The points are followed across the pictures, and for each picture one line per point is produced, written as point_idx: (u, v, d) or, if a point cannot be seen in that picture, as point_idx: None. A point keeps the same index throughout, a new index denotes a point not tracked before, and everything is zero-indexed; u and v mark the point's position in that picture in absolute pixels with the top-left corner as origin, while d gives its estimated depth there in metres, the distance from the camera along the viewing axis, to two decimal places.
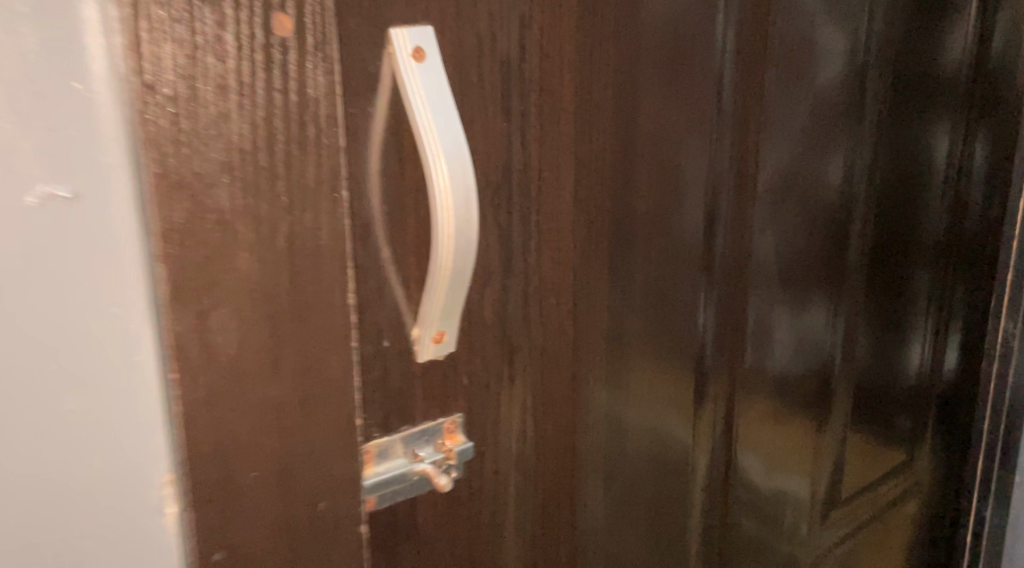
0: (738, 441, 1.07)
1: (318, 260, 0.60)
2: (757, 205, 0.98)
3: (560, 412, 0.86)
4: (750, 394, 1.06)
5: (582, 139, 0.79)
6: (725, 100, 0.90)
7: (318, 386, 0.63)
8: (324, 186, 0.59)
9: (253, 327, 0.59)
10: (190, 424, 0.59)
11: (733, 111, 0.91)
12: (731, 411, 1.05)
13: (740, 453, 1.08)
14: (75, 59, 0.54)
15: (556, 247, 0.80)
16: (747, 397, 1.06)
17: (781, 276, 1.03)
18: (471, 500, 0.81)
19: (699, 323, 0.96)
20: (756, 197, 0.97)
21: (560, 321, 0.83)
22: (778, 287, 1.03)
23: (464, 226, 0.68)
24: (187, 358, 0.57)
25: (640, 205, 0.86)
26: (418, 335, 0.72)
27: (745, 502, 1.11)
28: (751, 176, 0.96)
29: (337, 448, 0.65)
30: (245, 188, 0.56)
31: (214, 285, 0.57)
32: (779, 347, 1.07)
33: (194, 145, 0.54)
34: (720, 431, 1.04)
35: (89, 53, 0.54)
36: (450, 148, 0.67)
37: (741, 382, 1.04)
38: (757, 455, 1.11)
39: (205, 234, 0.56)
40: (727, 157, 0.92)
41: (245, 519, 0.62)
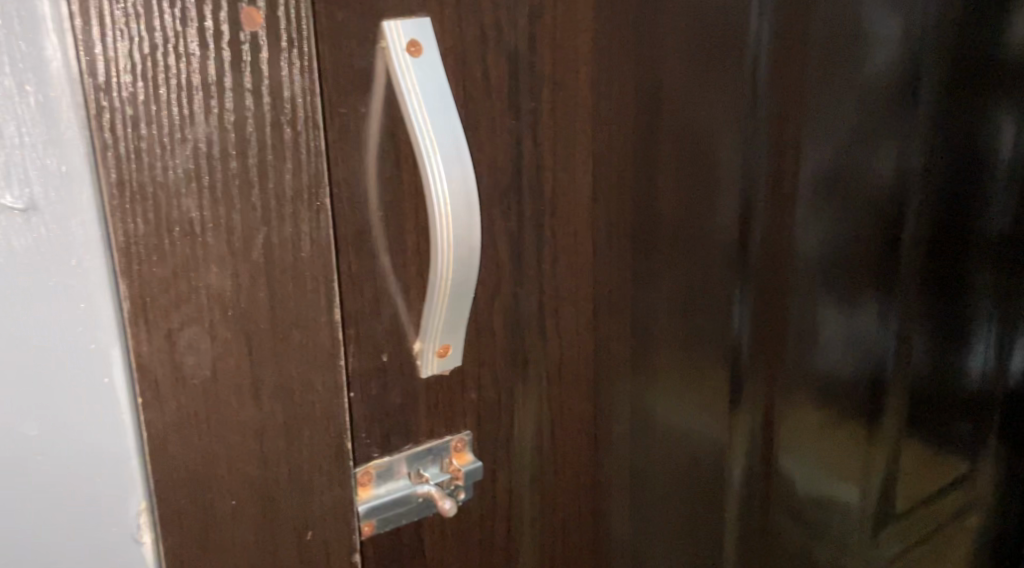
0: (778, 451, 1.00)
1: (300, 274, 0.56)
2: (797, 203, 0.91)
3: (579, 426, 0.80)
4: (793, 404, 0.99)
5: (599, 135, 0.74)
6: (761, 91, 0.83)
7: (302, 408, 0.59)
8: (304, 193, 0.55)
9: (228, 346, 0.55)
10: (162, 450, 0.55)
11: (769, 104, 0.84)
12: (772, 424, 0.98)
13: (782, 464, 1.01)
14: (30, 56, 0.47)
15: (572, 252, 0.75)
16: (792, 408, 0.99)
17: (825, 278, 0.96)
18: (483, 522, 0.76)
19: (735, 322, 0.89)
20: (796, 194, 0.90)
21: (578, 330, 0.77)
22: (821, 290, 0.96)
23: (465, 235, 0.63)
24: (155, 380, 0.53)
25: (665, 205, 0.80)
26: (420, 350, 0.67)
27: (788, 515, 1.04)
28: (793, 174, 0.89)
29: (325, 474, 0.61)
30: (215, 198, 0.52)
31: (184, 303, 0.53)
32: (826, 355, 1.00)
33: (156, 151, 0.50)
34: (759, 442, 0.97)
35: (45, 48, 0.47)
36: (450, 150, 0.61)
37: (783, 390, 0.97)
38: (802, 466, 1.03)
39: (171, 248, 0.51)
40: (765, 154, 0.86)
41: (226, 546, 0.58)
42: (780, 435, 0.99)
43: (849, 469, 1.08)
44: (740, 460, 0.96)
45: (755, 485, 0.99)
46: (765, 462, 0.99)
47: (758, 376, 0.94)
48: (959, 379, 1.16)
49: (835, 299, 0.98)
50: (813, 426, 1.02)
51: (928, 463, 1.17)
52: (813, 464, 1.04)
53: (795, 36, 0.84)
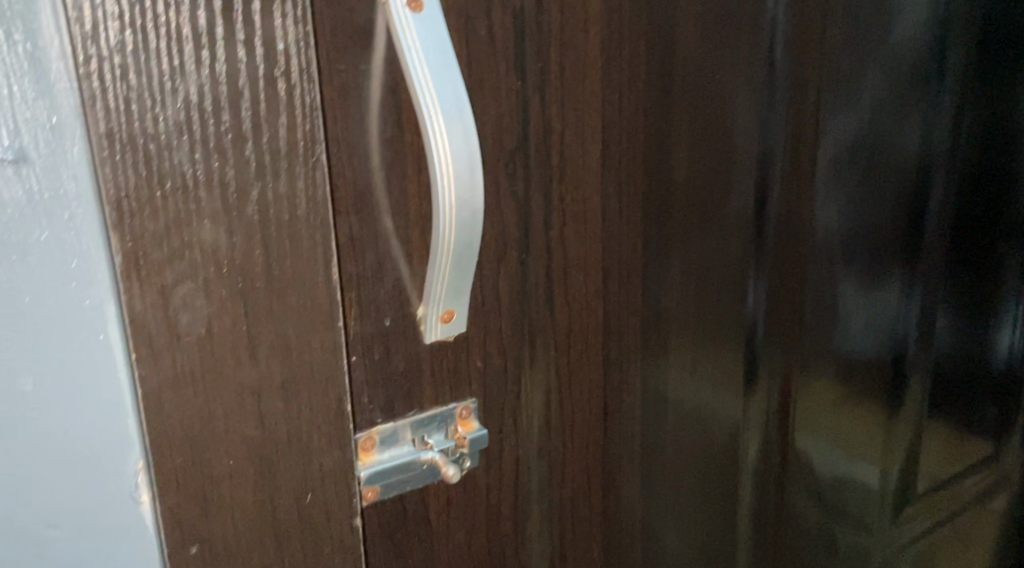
0: (795, 427, 0.98)
1: (296, 231, 0.55)
2: (816, 175, 0.89)
3: (589, 398, 0.79)
4: (810, 379, 0.97)
5: (610, 100, 0.72)
6: (779, 59, 0.81)
7: (301, 369, 0.58)
8: (299, 149, 0.54)
9: (224, 305, 0.54)
10: (157, 407, 0.54)
11: (788, 71, 0.82)
12: (789, 401, 0.96)
13: (799, 440, 0.99)
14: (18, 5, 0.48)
15: (581, 219, 0.73)
16: (810, 384, 0.97)
17: (845, 250, 0.94)
18: (489, 492, 0.75)
19: (749, 311, 0.88)
20: (815, 165, 0.88)
21: (588, 298, 0.76)
22: (842, 263, 0.94)
23: (467, 196, 0.62)
24: (149, 336, 0.52)
25: (678, 173, 0.79)
26: (423, 314, 0.66)
27: (805, 491, 1.02)
28: (813, 145, 0.87)
29: (324, 436, 0.60)
30: (208, 150, 0.51)
31: (177, 259, 0.52)
32: (845, 330, 0.98)
33: (146, 101, 0.49)
34: (776, 417, 0.95)
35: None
36: (451, 109, 0.60)
37: (801, 365, 0.95)
38: (820, 443, 1.01)
39: (163, 201, 0.51)
40: (783, 130, 0.84)
41: (223, 508, 0.57)
42: (797, 411, 0.97)
43: (869, 448, 1.06)
44: (755, 435, 0.94)
45: (771, 462, 0.97)
46: (782, 438, 0.97)
47: (775, 351, 0.92)
48: (985, 362, 1.13)
49: (856, 273, 0.96)
50: (831, 402, 1.00)
51: (952, 444, 1.15)
52: (831, 441, 1.02)
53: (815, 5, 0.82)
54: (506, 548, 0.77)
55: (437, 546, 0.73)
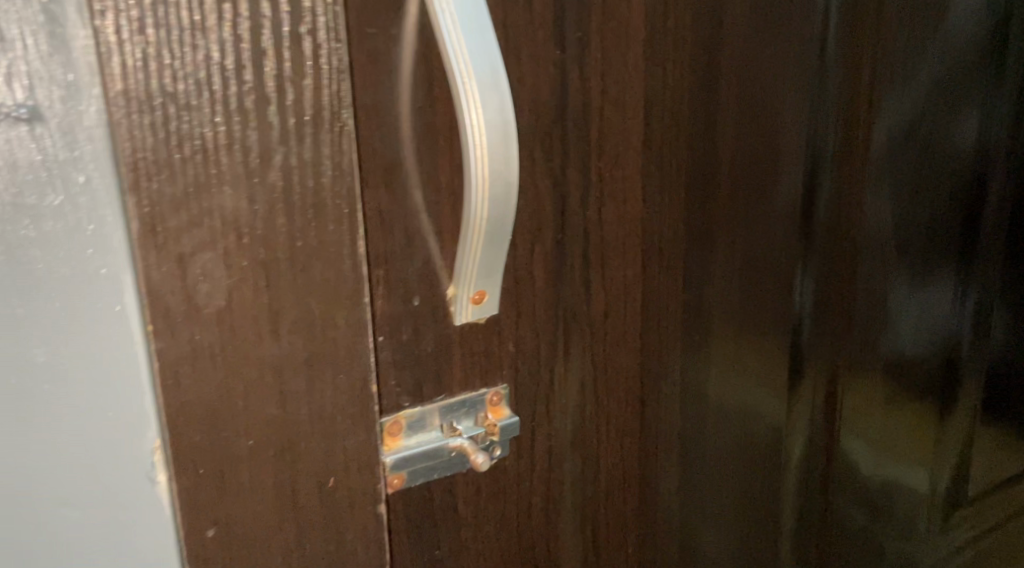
0: (840, 427, 0.94)
1: (321, 201, 0.52)
2: (867, 162, 0.85)
3: (625, 387, 0.76)
4: (857, 376, 0.93)
5: (653, 74, 0.69)
6: (829, 44, 0.78)
7: (324, 346, 0.55)
8: (325, 113, 0.51)
9: (245, 277, 0.51)
10: (174, 382, 0.51)
11: (840, 56, 0.79)
12: (834, 398, 0.92)
13: (845, 441, 0.95)
14: None
15: (621, 199, 0.70)
16: (856, 384, 0.93)
17: (898, 243, 0.89)
18: (520, 483, 0.72)
19: (797, 309, 0.85)
20: (867, 152, 0.84)
21: (626, 283, 0.73)
22: (895, 256, 0.90)
23: (500, 167, 0.59)
24: (167, 307, 0.50)
25: (723, 153, 0.75)
26: (454, 295, 0.63)
27: (850, 494, 0.98)
28: (866, 129, 0.83)
29: (348, 417, 0.58)
30: (230, 112, 0.49)
31: (196, 226, 0.49)
32: (894, 328, 0.93)
33: (166, 57, 0.47)
34: (821, 413, 0.92)
35: None
36: (485, 76, 0.58)
37: (849, 362, 0.91)
38: (867, 444, 0.97)
39: (181, 165, 0.48)
40: (834, 118, 0.81)
41: (242, 491, 0.55)
42: (842, 411, 0.93)
43: (920, 451, 1.01)
44: (799, 433, 0.90)
45: (815, 459, 0.93)
46: (827, 437, 0.93)
47: (823, 345, 0.88)
48: None
49: (908, 268, 0.91)
50: (878, 403, 0.96)
51: (1006, 450, 1.09)
52: (879, 443, 0.98)
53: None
54: (537, 541, 0.74)
55: (465, 539, 0.70)
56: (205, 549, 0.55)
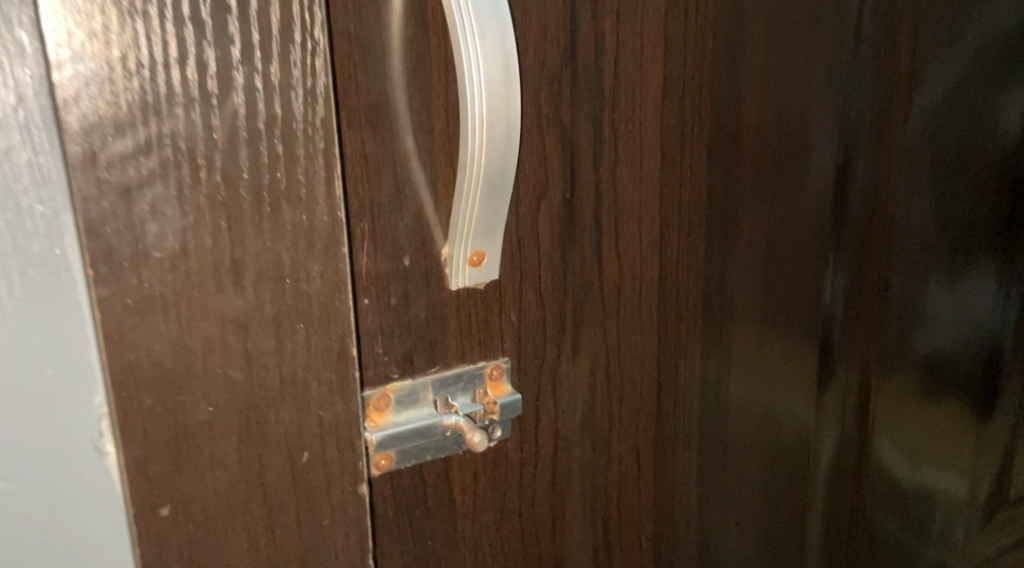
0: (873, 425, 0.86)
1: (291, 132, 0.46)
2: (906, 136, 0.77)
3: (640, 369, 0.68)
4: (891, 371, 0.85)
5: (673, 19, 0.63)
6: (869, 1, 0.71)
7: (296, 301, 0.49)
8: (294, 28, 0.45)
9: (202, 218, 0.45)
10: (120, 337, 0.45)
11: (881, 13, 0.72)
12: (867, 397, 0.84)
13: (879, 441, 0.87)
14: None
15: (636, 156, 0.64)
16: (892, 384, 0.85)
17: (937, 225, 0.81)
18: (523, 471, 0.65)
19: (826, 302, 0.77)
20: (905, 125, 0.76)
21: (641, 251, 0.66)
22: (934, 239, 0.82)
23: (501, 108, 0.53)
24: (110, 249, 0.44)
25: (751, 114, 0.68)
26: (449, 256, 0.57)
27: (883, 498, 0.90)
28: (905, 100, 0.75)
29: (324, 384, 0.51)
30: (183, 24, 0.42)
31: (144, 155, 0.43)
32: (933, 324, 0.85)
33: None
34: (853, 409, 0.84)
35: None
36: (485, 4, 0.52)
37: (882, 354, 0.84)
38: (901, 445, 0.89)
39: (126, 83, 0.42)
40: (869, 88, 0.73)
41: (201, 465, 0.49)
42: (875, 411, 0.85)
43: (957, 454, 0.93)
44: (831, 429, 0.83)
45: (847, 457, 0.85)
46: (861, 434, 0.85)
47: (855, 339, 0.81)
48: None
49: (949, 252, 0.83)
50: (916, 401, 0.88)
51: None
52: (914, 445, 0.90)
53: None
54: (541, 535, 0.67)
55: (459, 530, 0.63)
56: (158, 531, 0.48)
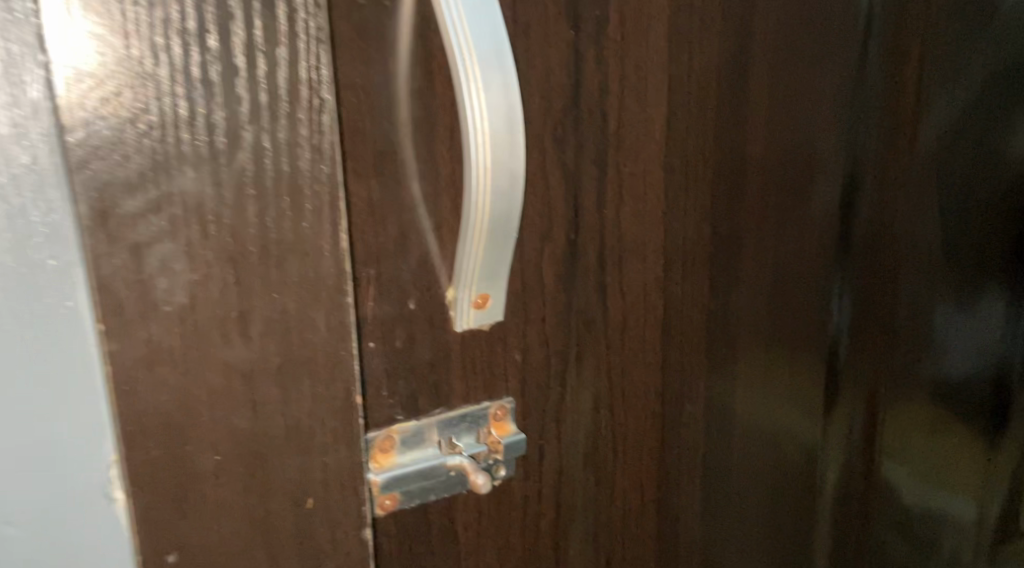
0: (881, 452, 0.83)
1: (298, 187, 0.47)
2: (914, 165, 0.75)
3: (644, 405, 0.68)
4: (898, 404, 0.82)
5: (678, 58, 0.61)
6: (875, 32, 0.69)
7: (302, 350, 0.49)
8: (302, 87, 0.45)
9: (210, 273, 0.46)
10: (129, 388, 0.46)
11: (886, 44, 0.70)
12: (874, 426, 0.82)
13: (887, 467, 0.84)
14: None
15: (641, 197, 0.62)
16: (900, 413, 0.83)
17: (948, 256, 0.79)
18: (526, 506, 0.65)
19: (830, 333, 0.75)
20: (913, 154, 0.74)
21: (645, 291, 0.65)
22: (943, 270, 0.79)
23: (503, 156, 0.53)
24: (120, 304, 0.44)
25: (754, 147, 0.67)
26: (453, 298, 0.57)
27: (892, 525, 0.87)
28: (912, 129, 0.74)
29: (329, 430, 0.51)
30: (193, 85, 0.43)
31: (154, 213, 0.44)
32: (942, 354, 0.82)
33: (120, 20, 0.42)
34: (860, 437, 0.81)
35: None
36: (488, 53, 0.52)
37: (889, 388, 0.81)
38: (911, 472, 0.86)
39: (137, 143, 0.43)
40: (874, 116, 0.71)
41: (207, 513, 0.49)
42: (881, 440, 0.83)
43: (970, 481, 0.90)
44: (834, 458, 0.81)
45: (853, 488, 0.83)
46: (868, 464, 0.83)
47: (861, 369, 0.79)
48: None
49: (960, 283, 0.80)
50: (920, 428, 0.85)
51: None
52: (925, 472, 0.87)
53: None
54: None
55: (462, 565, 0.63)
56: None
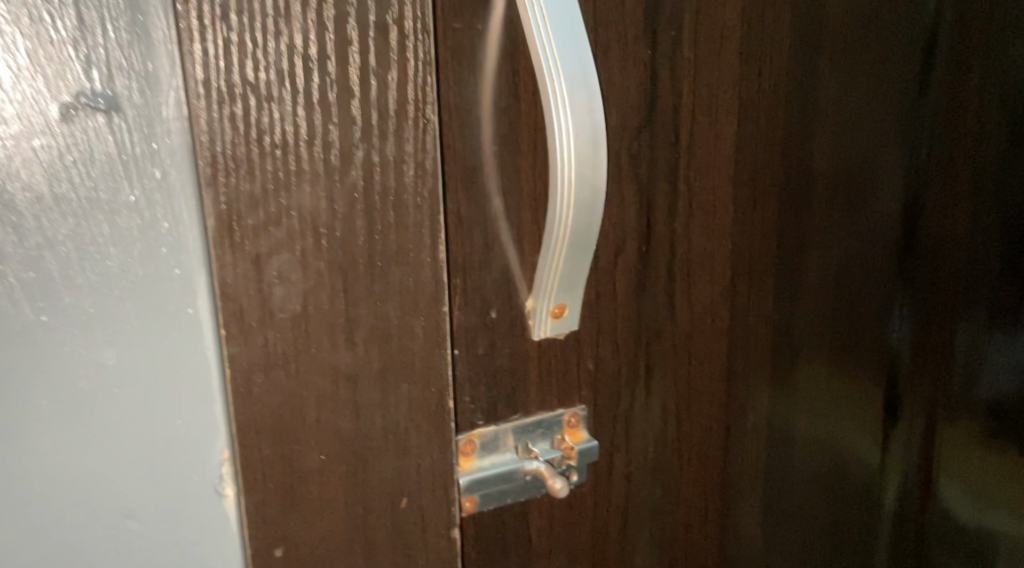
0: (940, 467, 0.83)
1: (402, 201, 0.49)
2: (976, 185, 0.75)
3: (709, 415, 0.70)
4: (958, 422, 0.81)
5: (749, 78, 0.64)
6: (939, 52, 0.71)
7: (401, 357, 0.52)
8: (408, 108, 0.48)
9: (321, 282, 0.49)
10: (246, 391, 0.49)
11: (947, 63, 0.71)
12: (933, 444, 0.82)
13: (946, 482, 0.84)
14: None
15: (710, 210, 0.65)
16: (959, 437, 0.82)
17: (1009, 275, 0.78)
18: (596, 512, 0.67)
19: (892, 344, 0.77)
20: (974, 175, 0.75)
21: (713, 302, 0.67)
22: (1006, 289, 0.78)
23: (588, 173, 0.55)
24: (241, 311, 0.48)
25: (820, 161, 0.69)
26: (532, 308, 0.59)
27: (953, 539, 0.86)
28: (973, 148, 0.74)
29: (423, 434, 0.54)
30: (312, 106, 0.46)
31: (274, 226, 0.47)
32: (1006, 378, 0.81)
33: (248, 45, 0.45)
34: (918, 452, 0.81)
35: None
36: (576, 75, 0.54)
37: (947, 405, 0.81)
38: (972, 487, 0.84)
39: (261, 160, 0.46)
40: (931, 133, 0.72)
41: (311, 510, 0.52)
42: (941, 455, 0.82)
43: None
44: (895, 472, 0.81)
45: (911, 499, 0.82)
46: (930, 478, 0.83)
47: (918, 385, 0.79)
48: None
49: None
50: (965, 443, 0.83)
51: None
52: (990, 488, 0.85)
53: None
54: None
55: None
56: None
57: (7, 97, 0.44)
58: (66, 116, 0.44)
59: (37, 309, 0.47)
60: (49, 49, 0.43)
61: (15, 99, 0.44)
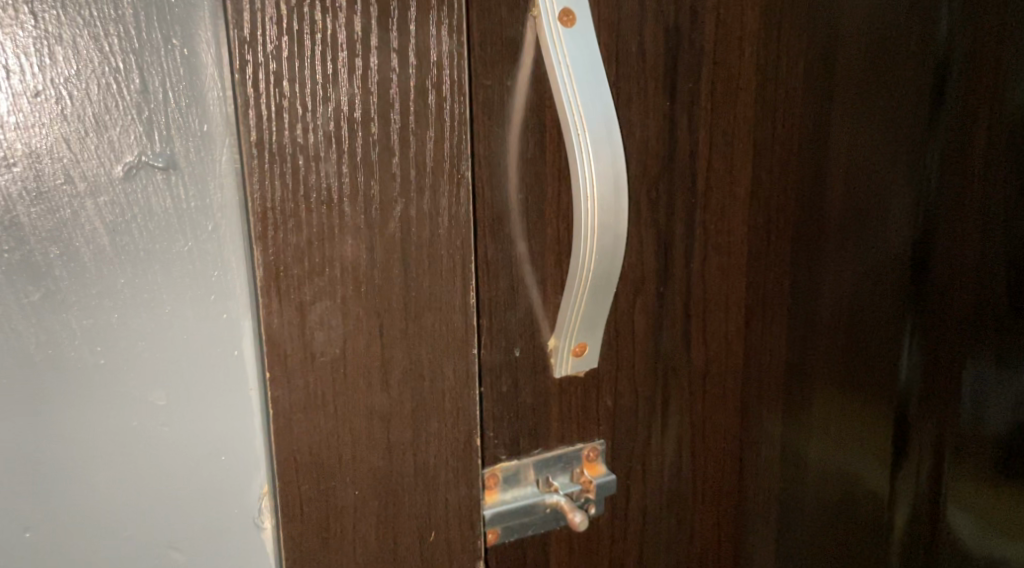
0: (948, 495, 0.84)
1: (437, 251, 0.52)
2: (987, 226, 0.77)
3: (723, 447, 0.72)
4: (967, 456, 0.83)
5: (762, 126, 0.67)
6: (948, 97, 0.74)
7: (432, 397, 0.54)
8: (445, 164, 0.51)
9: (360, 327, 0.51)
10: (287, 430, 0.51)
11: (956, 110, 0.74)
12: (940, 478, 0.83)
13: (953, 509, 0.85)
14: (189, 20, 0.48)
15: (725, 252, 0.68)
16: (966, 471, 0.83)
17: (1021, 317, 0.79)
18: (613, 544, 0.69)
19: (902, 382, 0.79)
20: (984, 218, 0.77)
21: (727, 339, 0.70)
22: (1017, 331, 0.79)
23: (610, 220, 0.58)
24: (284, 353, 0.50)
25: (833, 205, 0.72)
26: (555, 346, 0.61)
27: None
28: (981, 194, 0.76)
29: (451, 471, 0.56)
30: (355, 163, 0.49)
31: (317, 275, 0.50)
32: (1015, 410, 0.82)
33: (298, 109, 0.48)
34: (928, 484, 0.83)
35: (202, 13, 0.48)
36: (599, 129, 0.57)
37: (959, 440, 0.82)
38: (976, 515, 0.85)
39: (307, 214, 0.49)
40: (938, 178, 0.75)
41: (344, 544, 0.54)
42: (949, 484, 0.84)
43: None
44: (903, 503, 0.83)
45: (920, 529, 0.84)
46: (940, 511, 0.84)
47: (925, 419, 0.81)
48: None
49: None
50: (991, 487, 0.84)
51: None
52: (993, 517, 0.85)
53: (988, 26, 0.73)
54: None
55: None
56: None
57: (76, 158, 0.48)
58: (129, 174, 0.49)
59: (95, 352, 0.50)
60: (115, 114, 0.48)
61: (83, 160, 0.48)
